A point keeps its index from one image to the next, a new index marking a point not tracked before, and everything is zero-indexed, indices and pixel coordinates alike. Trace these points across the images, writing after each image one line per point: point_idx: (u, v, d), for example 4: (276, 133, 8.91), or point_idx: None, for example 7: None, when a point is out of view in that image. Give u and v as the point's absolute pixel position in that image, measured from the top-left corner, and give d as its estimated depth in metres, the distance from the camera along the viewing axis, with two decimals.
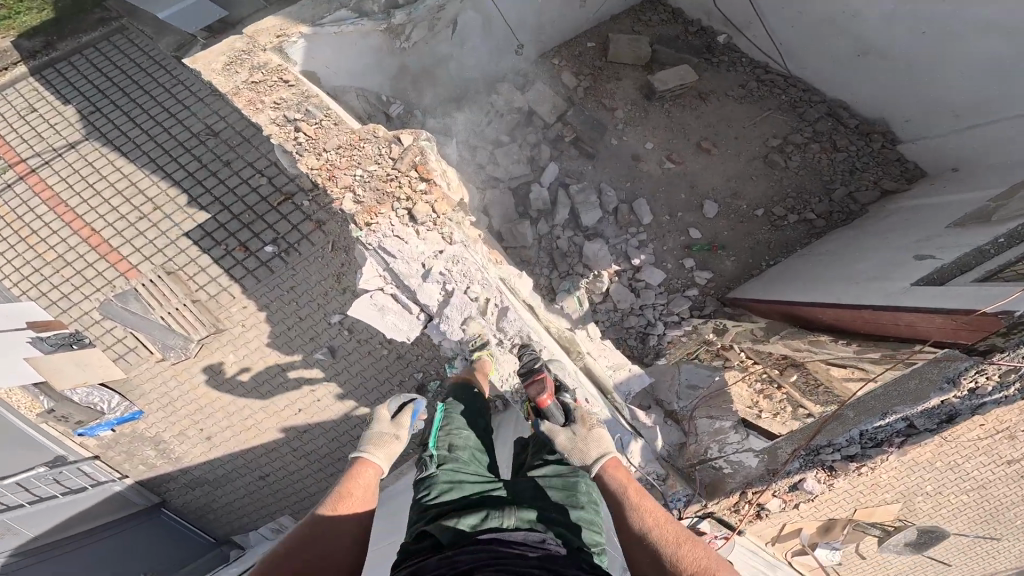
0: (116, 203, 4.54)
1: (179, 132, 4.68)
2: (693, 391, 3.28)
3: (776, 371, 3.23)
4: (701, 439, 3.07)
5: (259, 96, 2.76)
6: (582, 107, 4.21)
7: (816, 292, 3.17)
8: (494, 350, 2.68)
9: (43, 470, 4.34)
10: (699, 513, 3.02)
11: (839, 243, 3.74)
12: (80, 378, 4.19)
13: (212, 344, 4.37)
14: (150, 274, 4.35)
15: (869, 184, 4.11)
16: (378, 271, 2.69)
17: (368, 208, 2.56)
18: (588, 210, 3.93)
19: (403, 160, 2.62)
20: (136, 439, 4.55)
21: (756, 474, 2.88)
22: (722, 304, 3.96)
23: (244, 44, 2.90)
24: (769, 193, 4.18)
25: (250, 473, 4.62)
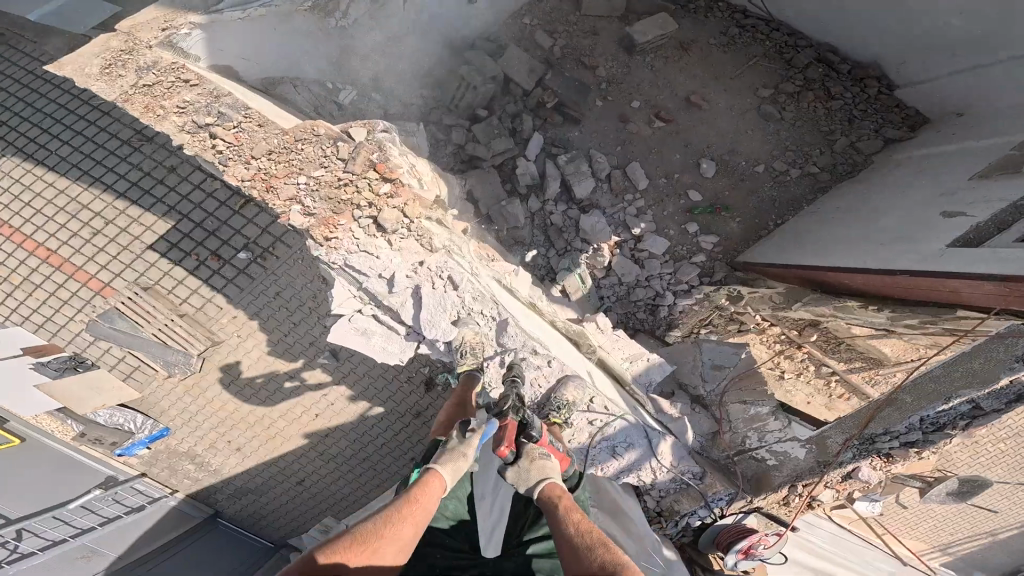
0: (64, 220, 4.19)
1: (109, 140, 4.25)
2: (720, 372, 3.27)
3: (794, 332, 3.47)
4: (737, 428, 3.04)
5: (160, 101, 2.48)
6: (561, 69, 3.76)
7: (836, 255, 2.85)
8: (492, 360, 2.49)
9: (100, 492, 4.17)
10: (744, 508, 2.82)
11: (849, 197, 3.40)
12: (96, 402, 4.10)
13: (214, 358, 4.18)
14: (125, 290, 4.07)
15: (871, 131, 3.78)
16: (352, 291, 2.41)
17: (325, 221, 2.30)
18: (580, 180, 3.62)
19: (355, 159, 2.37)
20: (173, 456, 4.35)
21: (805, 466, 2.75)
22: (733, 269, 3.70)
23: (125, 43, 2.50)
24: (767, 147, 3.81)
25: (288, 480, 4.39)
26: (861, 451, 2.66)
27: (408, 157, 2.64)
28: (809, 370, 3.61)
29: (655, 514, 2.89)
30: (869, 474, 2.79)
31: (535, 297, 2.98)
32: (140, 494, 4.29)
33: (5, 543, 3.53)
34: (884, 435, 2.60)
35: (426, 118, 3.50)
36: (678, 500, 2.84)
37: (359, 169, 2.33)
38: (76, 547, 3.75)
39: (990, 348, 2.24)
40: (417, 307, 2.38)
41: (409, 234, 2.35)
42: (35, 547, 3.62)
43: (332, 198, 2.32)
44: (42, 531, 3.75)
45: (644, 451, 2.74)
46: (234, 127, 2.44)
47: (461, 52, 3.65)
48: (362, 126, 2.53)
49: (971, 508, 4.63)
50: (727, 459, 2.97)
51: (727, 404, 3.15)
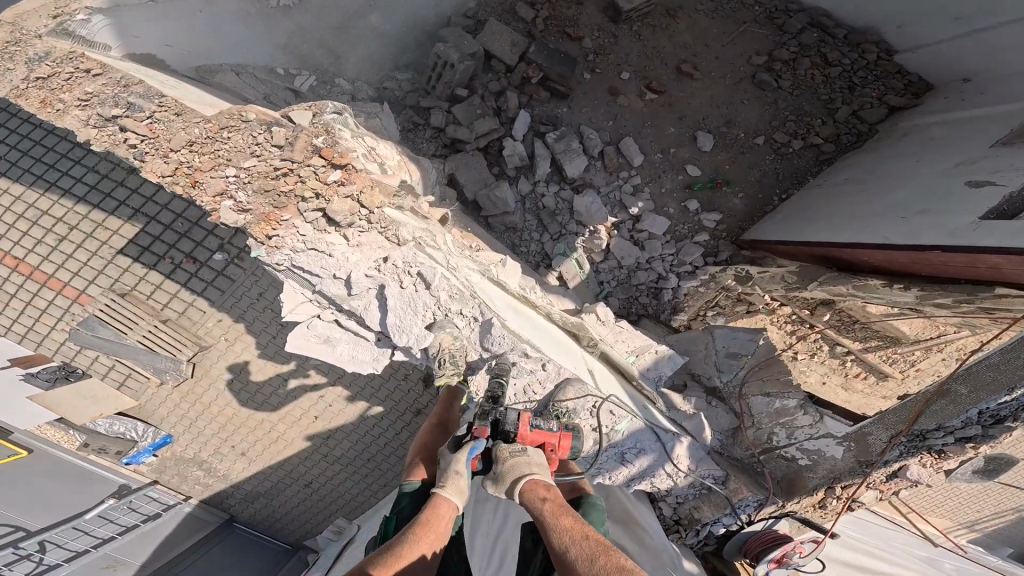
0: (25, 227, 4.04)
1: (64, 145, 4.07)
2: (735, 360, 2.80)
3: (806, 313, 3.36)
4: (761, 423, 2.67)
5: (59, 95, 2.03)
6: (545, 41, 3.46)
7: (848, 229, 2.65)
8: (477, 356, 2.32)
9: (114, 501, 4.05)
10: (776, 513, 2.70)
11: (857, 168, 3.16)
12: (93, 411, 4.05)
13: (205, 362, 4.09)
14: (101, 297, 3.96)
15: (872, 99, 3.49)
16: (305, 295, 2.17)
17: (264, 217, 1.91)
18: (572, 159, 3.37)
19: (295, 144, 1.98)
20: (178, 463, 4.29)
21: (844, 467, 2.52)
22: (739, 248, 3.51)
23: (7, 33, 2.15)
24: (767, 116, 3.53)
25: (295, 483, 4.32)
26: (908, 449, 2.39)
27: (365, 138, 2.27)
28: (822, 350, 3.56)
29: (674, 522, 2.82)
30: (919, 474, 2.47)
31: (529, 289, 2.63)
32: (154, 501, 4.22)
33: (29, 555, 3.42)
34: (936, 430, 2.32)
35: (401, 102, 3.27)
36: (699, 505, 2.73)
37: (300, 156, 1.96)
38: (99, 557, 3.64)
39: None
40: (384, 311, 2.17)
41: (371, 226, 2.00)
42: (62, 558, 3.51)
43: (268, 190, 1.92)
44: (64, 542, 3.63)
45: (658, 455, 2.55)
46: (145, 117, 1.98)
47: (436, 29, 3.35)
48: (305, 109, 2.12)
49: (998, 486, 4.45)
50: (752, 458, 2.70)
51: (748, 397, 2.71)
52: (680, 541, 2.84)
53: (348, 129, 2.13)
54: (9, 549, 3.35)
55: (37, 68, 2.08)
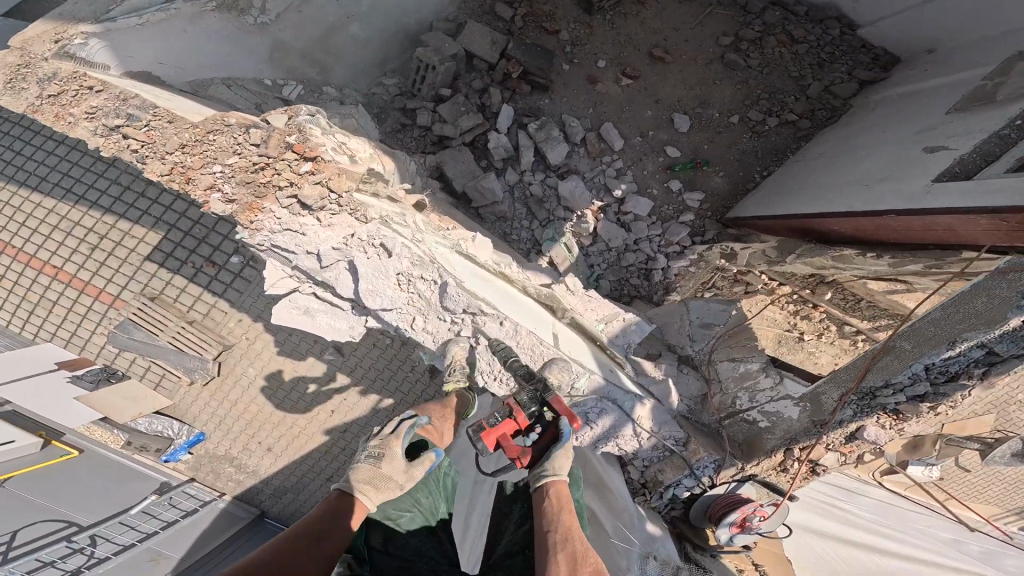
0: (61, 238, 4.41)
1: (89, 159, 4.42)
2: (706, 330, 3.21)
3: (809, 292, 3.45)
4: (728, 389, 2.91)
5: (67, 110, 2.28)
6: (523, 38, 3.63)
7: (816, 199, 2.76)
8: (437, 319, 2.52)
9: (157, 497, 4.33)
10: (737, 478, 2.87)
11: (833, 143, 3.26)
12: (135, 411, 4.42)
13: (229, 361, 4.40)
14: (134, 301, 4.32)
15: (843, 75, 3.67)
16: (285, 271, 2.43)
17: (247, 206, 2.07)
18: (553, 146, 3.53)
19: (269, 142, 2.12)
20: (211, 461, 4.63)
21: (800, 428, 2.67)
22: (724, 226, 3.66)
23: (18, 57, 2.52)
24: (739, 96, 3.73)
25: (317, 476, 4.57)
26: (861, 408, 2.50)
27: (338, 135, 2.28)
28: (830, 331, 3.60)
29: (641, 485, 3.02)
30: (877, 435, 2.53)
31: (502, 262, 2.78)
32: (191, 498, 4.48)
33: (82, 548, 3.60)
34: (885, 388, 2.39)
35: (389, 106, 3.45)
36: (663, 469, 2.91)
37: (274, 152, 2.10)
38: (143, 550, 3.77)
39: (992, 285, 1.97)
40: (354, 278, 2.38)
41: (341, 210, 2.14)
42: (110, 551, 3.67)
43: (249, 183, 2.10)
44: (113, 536, 3.83)
45: (620, 415, 2.71)
46: (142, 126, 2.29)
47: (418, 34, 3.54)
48: (282, 112, 2.23)
49: None
50: (716, 421, 2.89)
51: (717, 362, 3.03)
52: (646, 503, 3.08)
53: (319, 126, 2.18)
54: (61, 543, 3.54)
55: (47, 86, 2.37)
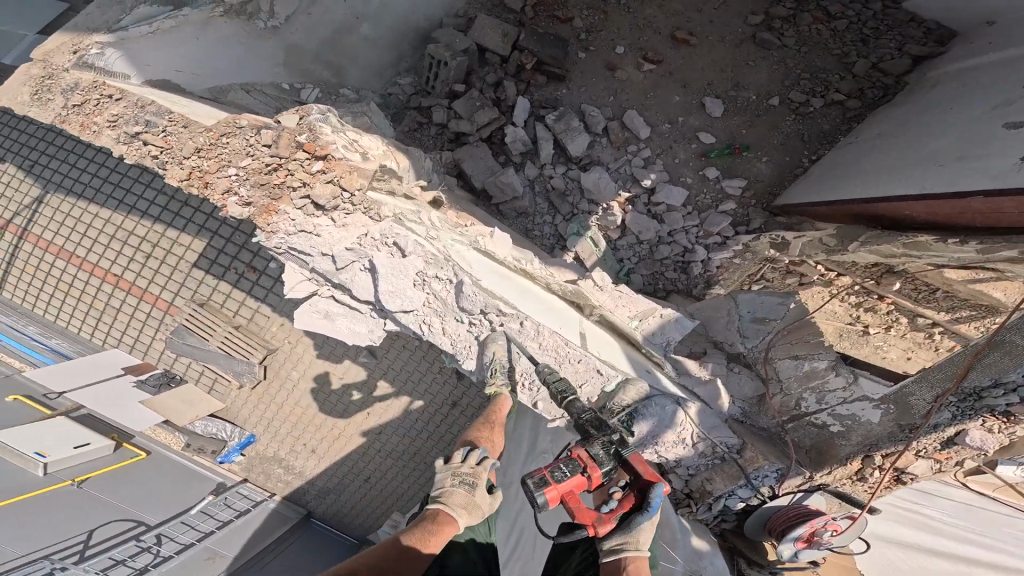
0: (119, 246, 4.53)
1: (133, 168, 4.50)
2: (761, 326, 2.97)
3: (873, 283, 3.27)
4: (790, 389, 2.87)
5: (91, 118, 2.16)
6: (534, 28, 3.57)
7: (882, 184, 2.62)
8: (455, 319, 2.50)
9: (214, 498, 4.49)
10: (805, 487, 2.86)
11: (893, 121, 3.07)
12: (191, 414, 4.61)
13: (274, 364, 4.59)
14: (186, 307, 4.49)
15: (892, 51, 3.51)
16: (303, 274, 2.41)
17: (264, 209, 1.99)
18: (573, 137, 3.46)
19: (280, 142, 2.02)
20: (261, 463, 4.80)
21: (883, 433, 2.59)
22: (772, 215, 3.53)
23: (41, 69, 2.42)
24: (778, 77, 3.61)
25: (357, 478, 4.66)
26: (962, 411, 2.39)
27: (349, 133, 2.25)
28: (901, 324, 3.38)
29: (686, 496, 3.08)
30: (983, 441, 2.39)
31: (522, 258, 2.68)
32: (245, 498, 4.63)
33: (148, 547, 3.77)
34: (994, 389, 2.30)
35: (406, 106, 3.46)
36: (712, 477, 2.93)
37: (285, 152, 2.00)
38: (201, 549, 3.94)
39: None
40: (374, 280, 2.32)
41: (355, 208, 2.09)
42: (173, 550, 3.84)
43: (263, 184, 1.99)
44: (175, 535, 3.99)
45: (660, 422, 2.69)
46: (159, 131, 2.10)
47: (428, 31, 3.52)
48: (294, 113, 2.12)
49: None
50: (778, 426, 2.91)
51: (774, 360, 2.91)
52: (691, 515, 3.12)
53: (330, 125, 2.11)
54: (132, 542, 3.74)
55: (71, 96, 2.26)
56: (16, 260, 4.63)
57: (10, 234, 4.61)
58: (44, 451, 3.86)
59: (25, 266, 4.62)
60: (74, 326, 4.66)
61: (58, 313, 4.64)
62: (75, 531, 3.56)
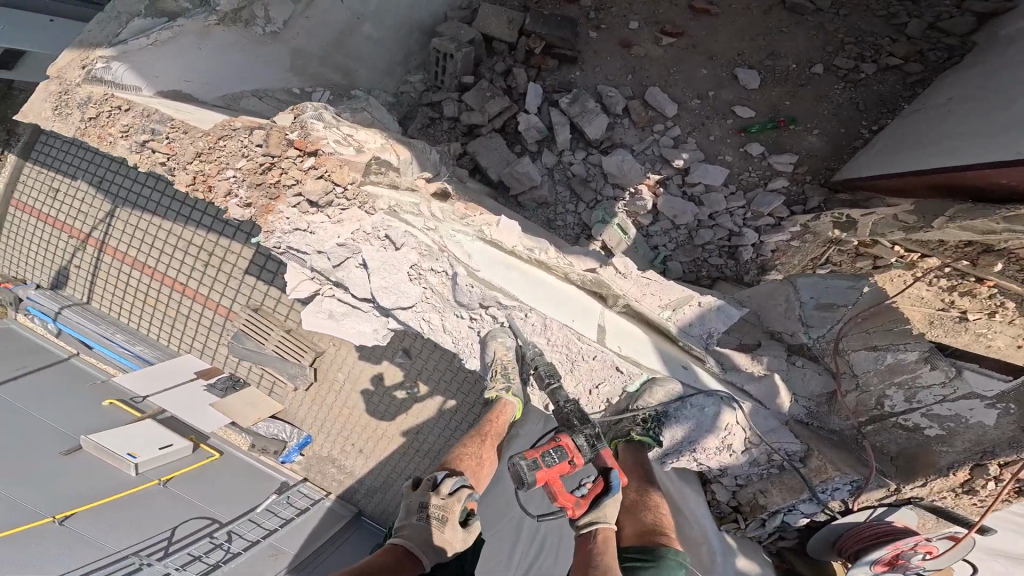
0: (180, 256, 4.88)
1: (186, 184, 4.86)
2: (825, 313, 2.69)
3: (967, 263, 2.87)
4: (869, 386, 2.55)
5: (105, 128, 2.28)
6: (542, 11, 3.48)
7: (966, 150, 2.27)
8: (454, 316, 2.52)
9: (277, 497, 4.72)
10: (892, 501, 2.58)
11: (967, 83, 2.69)
12: (253, 415, 4.89)
13: (322, 367, 4.85)
14: (241, 312, 4.75)
15: (948, 10, 3.16)
16: (305, 273, 2.55)
17: (264, 208, 2.06)
18: (591, 119, 3.33)
19: (271, 140, 2.05)
20: (316, 463, 4.99)
21: (997, 436, 2.27)
22: (833, 191, 3.19)
23: (58, 85, 2.50)
24: (817, 44, 3.29)
25: (401, 476, 4.75)
26: None
27: (343, 127, 2.27)
28: (1007, 309, 2.94)
29: (733, 509, 2.86)
30: None
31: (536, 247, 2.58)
32: (305, 497, 4.85)
33: (220, 544, 4.07)
34: None
35: (417, 103, 3.52)
36: (767, 488, 2.70)
37: (277, 149, 2.03)
38: (266, 546, 4.23)
39: None
40: (364, 275, 2.41)
41: (350, 202, 2.15)
42: (241, 547, 4.15)
43: (260, 184, 2.04)
44: (243, 533, 4.28)
45: (699, 426, 2.50)
46: (163, 138, 2.16)
47: (433, 27, 3.55)
48: (289, 112, 2.18)
49: None
50: (855, 428, 2.60)
51: (848, 352, 2.61)
52: (739, 531, 2.88)
53: (322, 121, 2.13)
54: (206, 539, 4.03)
55: (85, 110, 2.34)
56: (99, 273, 5.15)
57: (92, 247, 5.13)
58: (134, 452, 4.25)
59: (106, 277, 5.13)
60: (153, 333, 5.14)
61: (140, 322, 5.13)
62: (155, 531, 3.88)
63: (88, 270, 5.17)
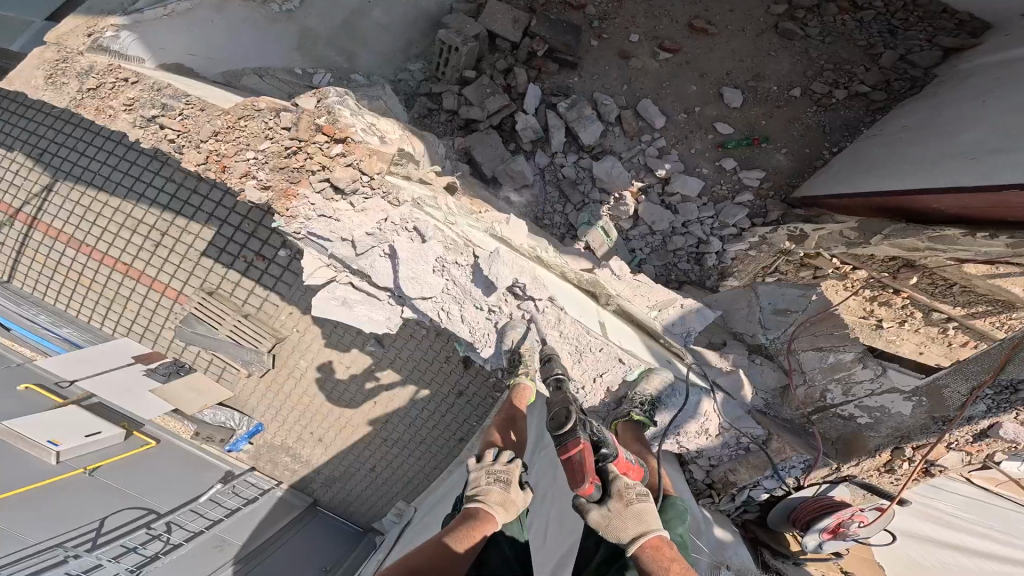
0: (127, 235, 4.48)
1: (137, 157, 4.47)
2: (784, 317, 3.11)
3: (889, 276, 3.15)
4: (812, 378, 2.97)
5: (107, 101, 2.50)
6: (548, 14, 3.65)
7: (909, 176, 2.63)
8: (474, 307, 2.67)
9: (223, 486, 4.45)
10: (831, 478, 2.97)
11: (917, 115, 3.12)
12: (201, 402, 4.49)
13: (283, 354, 4.47)
14: (194, 296, 4.38)
15: (922, 42, 3.54)
16: (323, 261, 2.67)
17: (283, 193, 2.22)
18: (586, 126, 3.51)
19: (300, 125, 2.26)
20: (269, 450, 4.70)
21: (913, 425, 2.73)
22: (791, 207, 3.55)
23: (57, 52, 2.68)
24: (799, 68, 3.64)
25: (361, 466, 4.59)
26: (997, 403, 2.55)
27: (365, 117, 2.54)
28: (915, 319, 3.23)
29: (708, 486, 3.18)
30: (1014, 433, 2.57)
31: (538, 246, 2.74)
32: (253, 486, 4.58)
33: (159, 535, 3.74)
34: None
35: (416, 91, 3.60)
36: (735, 468, 2.99)
37: (305, 134, 2.24)
38: (209, 537, 3.92)
39: None
40: (392, 265, 2.53)
41: (373, 192, 2.27)
42: (183, 538, 3.82)
43: (283, 168, 2.23)
44: (184, 523, 3.97)
45: (683, 412, 2.76)
46: (177, 115, 2.37)
47: (439, 16, 3.65)
48: (311, 97, 2.42)
49: None
50: (802, 419, 3.00)
51: (798, 352, 3.02)
52: (716, 505, 3.21)
53: (347, 109, 2.40)
54: (141, 529, 3.70)
55: (86, 81, 2.57)
56: (25, 249, 4.63)
57: (20, 222, 4.61)
58: (56, 439, 3.83)
59: (36, 255, 4.62)
60: (85, 315, 4.62)
61: (70, 301, 4.61)
62: (82, 520, 3.51)
63: (14, 244, 4.64)
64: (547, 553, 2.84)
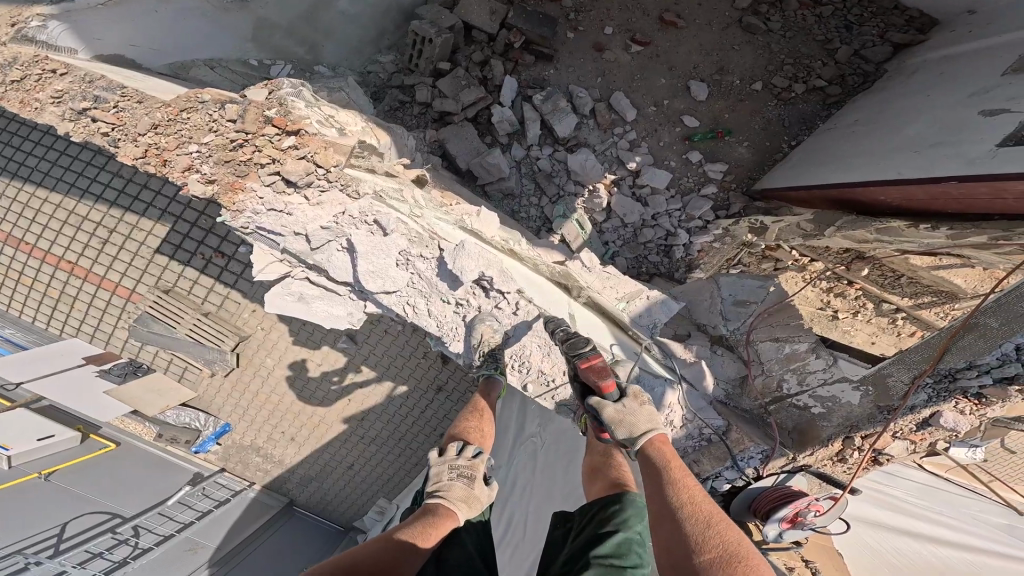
0: (71, 232, 4.19)
1: (80, 150, 4.18)
2: (744, 308, 3.17)
3: (843, 268, 3.32)
4: (771, 369, 3.11)
5: (32, 94, 2.46)
6: (524, 5, 3.59)
7: (859, 169, 2.73)
8: (441, 300, 2.62)
9: (190, 488, 4.29)
10: (788, 468, 3.06)
11: (869, 109, 3.24)
12: (161, 404, 4.26)
13: (247, 353, 4.31)
14: (148, 295, 4.16)
15: (874, 38, 3.66)
16: (274, 255, 2.48)
17: (229, 186, 2.10)
18: (560, 118, 3.50)
19: (248, 117, 2.17)
20: (239, 452, 4.55)
21: (860, 413, 2.86)
22: (751, 200, 3.65)
23: None
24: (762, 63, 3.70)
25: (339, 465, 4.52)
26: (936, 393, 2.68)
27: (323, 109, 2.44)
28: (867, 309, 3.51)
29: None
30: (955, 421, 2.71)
31: (510, 239, 2.74)
32: (223, 487, 4.44)
33: (126, 539, 3.64)
34: (966, 369, 2.58)
35: (388, 83, 3.57)
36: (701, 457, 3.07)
37: (253, 126, 2.14)
38: (182, 539, 3.84)
39: None
40: (353, 261, 2.43)
41: (330, 185, 2.20)
42: (152, 542, 3.71)
43: (229, 161, 2.12)
44: (152, 527, 3.86)
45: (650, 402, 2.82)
46: (112, 109, 2.25)
47: (413, 7, 3.60)
48: (262, 88, 2.31)
49: None
50: (761, 408, 3.16)
51: (757, 343, 3.13)
52: None
53: (303, 101, 2.30)
54: (107, 535, 3.59)
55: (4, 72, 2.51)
56: None
57: None
58: (5, 444, 3.62)
59: None
60: (28, 316, 4.32)
61: (11, 302, 4.31)
62: (44, 525, 3.36)
63: None
64: (524, 552, 2.97)
